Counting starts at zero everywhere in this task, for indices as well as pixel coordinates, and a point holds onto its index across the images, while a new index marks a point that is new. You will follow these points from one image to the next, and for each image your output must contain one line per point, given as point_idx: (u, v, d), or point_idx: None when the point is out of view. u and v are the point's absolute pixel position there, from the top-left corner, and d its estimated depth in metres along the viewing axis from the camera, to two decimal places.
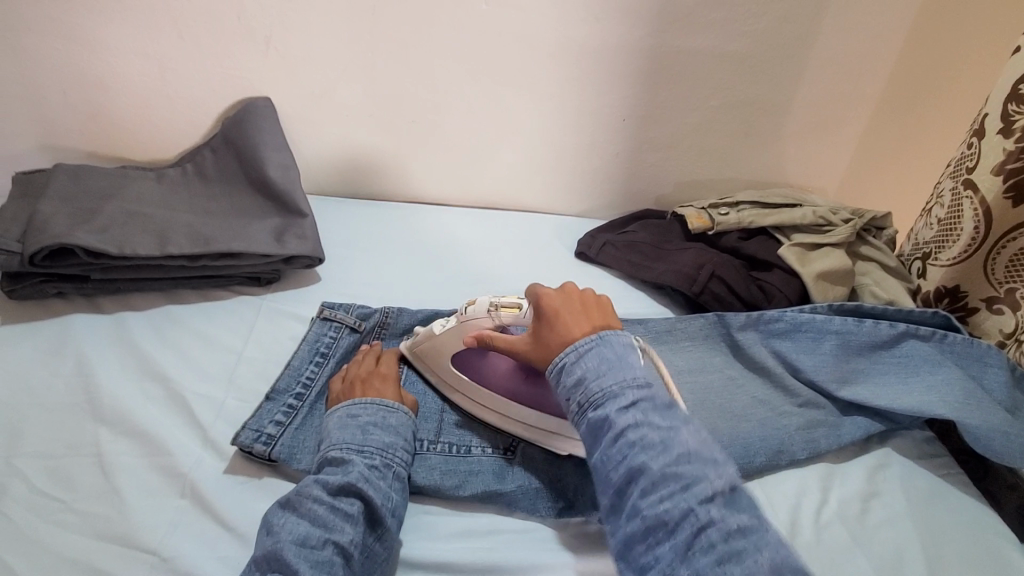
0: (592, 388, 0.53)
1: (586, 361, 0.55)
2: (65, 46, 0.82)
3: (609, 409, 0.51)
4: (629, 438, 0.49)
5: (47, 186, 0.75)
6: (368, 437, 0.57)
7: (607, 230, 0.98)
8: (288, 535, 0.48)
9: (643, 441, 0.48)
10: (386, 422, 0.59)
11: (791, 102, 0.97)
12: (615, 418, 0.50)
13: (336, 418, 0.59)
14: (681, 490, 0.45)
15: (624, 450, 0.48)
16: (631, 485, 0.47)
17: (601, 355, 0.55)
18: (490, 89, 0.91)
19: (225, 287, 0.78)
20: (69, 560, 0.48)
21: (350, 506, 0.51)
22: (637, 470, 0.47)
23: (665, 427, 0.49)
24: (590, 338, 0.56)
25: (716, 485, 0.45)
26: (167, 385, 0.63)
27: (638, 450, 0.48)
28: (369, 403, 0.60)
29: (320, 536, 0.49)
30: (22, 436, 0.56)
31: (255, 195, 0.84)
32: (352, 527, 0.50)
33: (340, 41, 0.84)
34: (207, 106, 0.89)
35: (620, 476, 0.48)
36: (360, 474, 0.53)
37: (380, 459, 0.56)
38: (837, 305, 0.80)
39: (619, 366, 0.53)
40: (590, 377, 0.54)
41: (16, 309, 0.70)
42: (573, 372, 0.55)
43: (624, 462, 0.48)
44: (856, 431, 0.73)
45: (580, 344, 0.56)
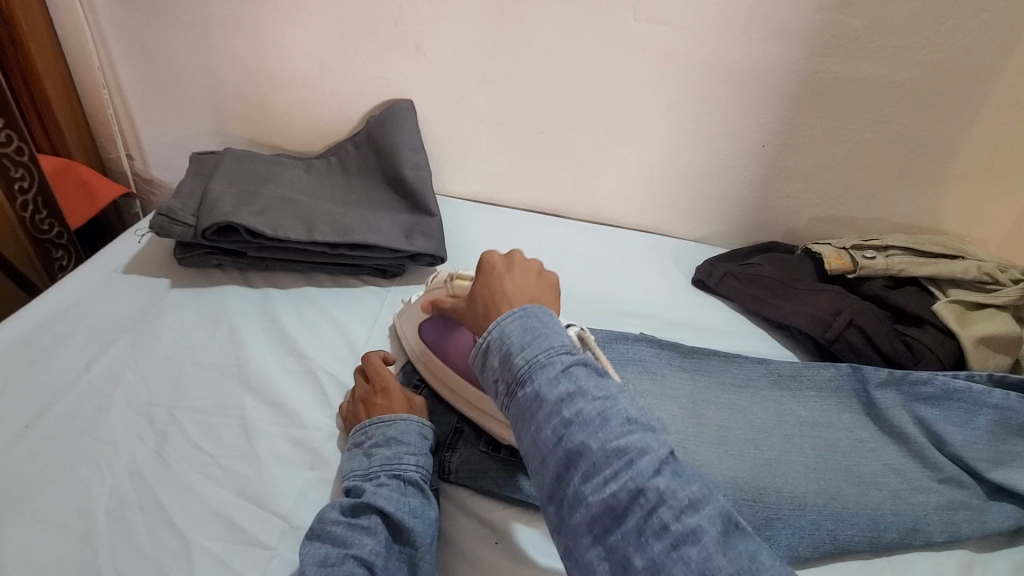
0: (517, 362, 0.48)
1: (509, 336, 0.50)
2: (245, 43, 0.92)
3: (539, 384, 0.46)
4: (567, 415, 0.44)
5: (218, 167, 0.84)
6: (374, 457, 0.56)
7: (728, 259, 0.93)
8: (309, 559, 0.48)
9: (581, 418, 0.44)
10: (389, 438, 0.57)
11: (960, 143, 0.87)
12: (548, 393, 0.46)
13: (346, 455, 0.58)
14: (625, 468, 0.41)
15: (560, 430, 0.44)
16: (571, 470, 0.43)
17: (524, 324, 0.50)
18: (625, 105, 0.90)
19: (354, 275, 0.83)
20: (214, 511, 0.53)
21: (364, 519, 0.50)
22: (576, 453, 0.43)
23: (603, 398, 0.45)
24: (514, 312, 0.51)
25: (662, 457, 0.42)
26: (303, 362, 0.68)
27: (576, 431, 0.43)
28: (369, 426, 0.58)
29: (338, 554, 0.48)
30: (184, 390, 0.63)
31: (389, 191, 0.89)
32: (371, 537, 0.49)
33: (484, 50, 0.87)
34: (355, 104, 0.95)
35: (559, 460, 0.43)
36: (368, 490, 0.52)
37: (389, 471, 0.54)
38: (998, 376, 0.70)
39: (541, 334, 0.49)
40: (515, 352, 0.49)
41: (183, 274, 0.79)
42: (500, 350, 0.50)
43: (561, 443, 0.44)
44: (1006, 520, 0.64)
45: (504, 319, 0.51)
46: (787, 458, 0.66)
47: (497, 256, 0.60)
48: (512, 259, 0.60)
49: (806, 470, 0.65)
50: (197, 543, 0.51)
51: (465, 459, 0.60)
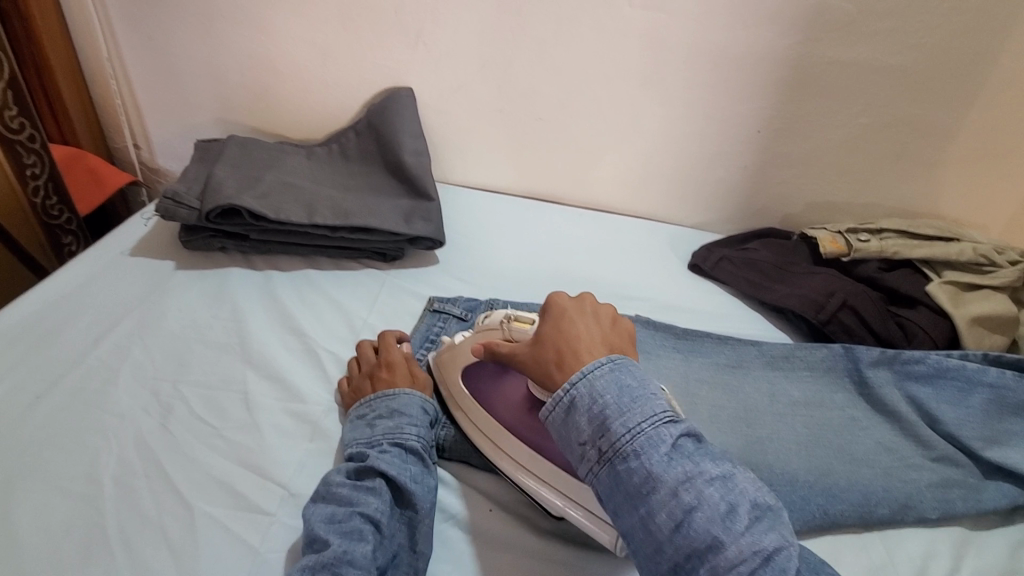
0: (618, 432, 0.45)
1: (605, 399, 0.47)
2: (249, 33, 0.94)
3: (648, 460, 0.44)
4: (687, 499, 0.41)
5: (222, 154, 0.86)
6: (376, 426, 0.57)
7: (725, 245, 0.94)
8: (316, 517, 0.50)
9: (703, 502, 0.41)
10: (391, 409, 0.59)
11: (959, 127, 0.87)
12: (661, 473, 0.43)
13: (348, 425, 0.59)
14: (762, 564, 0.38)
15: (678, 515, 0.41)
16: (693, 560, 0.40)
17: (619, 383, 0.47)
18: (622, 92, 0.91)
19: (354, 258, 0.84)
20: (217, 479, 0.55)
21: (369, 481, 0.52)
22: (701, 543, 0.40)
23: (721, 477, 0.43)
24: (603, 362, 0.49)
25: (793, 549, 0.40)
26: (304, 340, 0.70)
27: (699, 517, 0.41)
28: (373, 400, 0.60)
29: (345, 512, 0.50)
30: (188, 366, 0.65)
31: (389, 177, 0.90)
32: (376, 498, 0.51)
33: (482, 37, 0.88)
34: (356, 92, 0.97)
35: (678, 548, 0.41)
36: (371, 455, 0.54)
37: (391, 439, 0.56)
38: (992, 355, 0.70)
39: (642, 399, 0.46)
40: (615, 419, 0.46)
41: (188, 257, 0.81)
42: (592, 410, 0.47)
43: (681, 530, 0.41)
44: (1001, 499, 0.64)
45: (591, 373, 0.49)
46: (779, 435, 0.67)
47: (566, 297, 0.57)
48: (588, 302, 0.57)
49: (798, 447, 0.66)
50: (200, 508, 0.53)
51: (459, 439, 0.62)
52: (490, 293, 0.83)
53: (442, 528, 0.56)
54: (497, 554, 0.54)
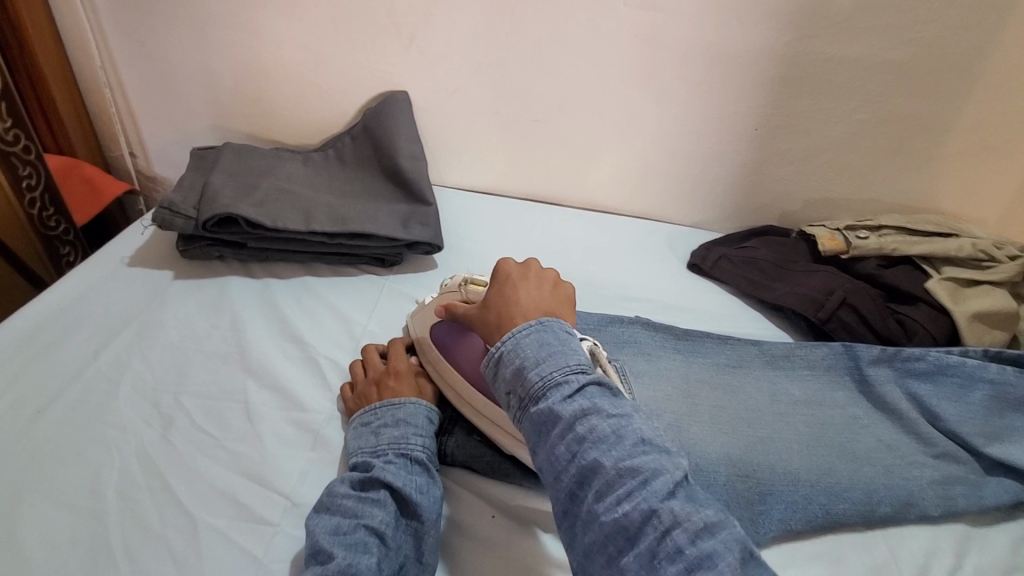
0: (530, 378, 0.50)
1: (524, 350, 0.51)
2: (242, 39, 0.93)
3: (553, 401, 0.48)
4: (580, 431, 0.46)
5: (218, 162, 0.86)
6: (381, 435, 0.57)
7: (723, 243, 0.94)
8: (321, 529, 0.50)
9: (595, 436, 0.45)
10: (397, 419, 0.59)
11: (955, 121, 0.87)
12: (562, 411, 0.47)
13: (353, 433, 0.59)
14: (638, 487, 0.42)
15: (574, 447, 0.45)
16: (585, 487, 0.45)
17: (540, 341, 0.51)
18: (618, 92, 0.90)
19: (352, 264, 0.84)
20: (219, 490, 0.55)
21: (374, 493, 0.52)
22: (589, 470, 0.45)
23: (618, 416, 0.46)
24: (530, 324, 0.53)
25: (675, 479, 0.43)
26: (303, 348, 0.70)
27: (589, 447, 0.45)
28: (379, 408, 0.60)
29: (349, 524, 0.50)
30: (187, 376, 0.65)
31: (386, 182, 0.90)
32: (381, 509, 0.51)
33: (476, 40, 0.88)
34: (351, 96, 0.97)
35: (572, 476, 0.45)
36: (376, 466, 0.54)
37: (396, 449, 0.56)
38: (993, 351, 0.70)
39: (557, 352, 0.50)
40: (528, 367, 0.50)
41: (186, 267, 0.80)
42: (512, 362, 0.51)
43: (574, 460, 0.45)
44: (1004, 495, 0.63)
45: (519, 330, 0.53)
46: (780, 435, 0.67)
47: (513, 263, 0.61)
48: (530, 268, 0.62)
49: (800, 446, 0.66)
50: (202, 520, 0.53)
51: (461, 443, 0.61)
52: None
53: (445, 535, 0.56)
54: (501, 560, 0.54)
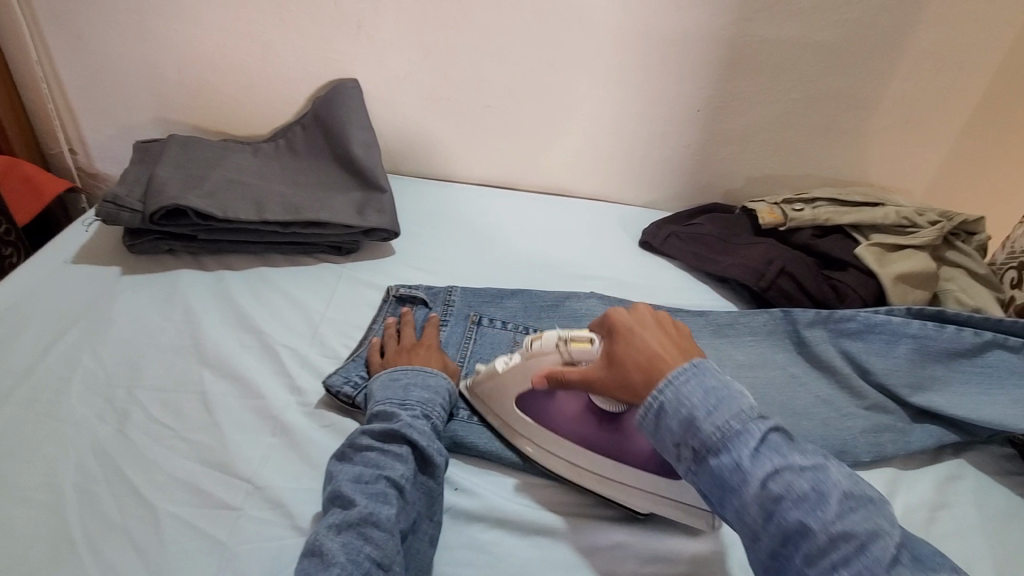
0: (706, 430, 0.46)
1: (688, 396, 0.48)
2: (182, 28, 0.91)
3: (738, 455, 0.45)
4: (776, 490, 0.43)
5: (163, 155, 0.84)
6: (409, 393, 0.59)
7: (672, 221, 0.98)
8: (344, 476, 0.52)
9: (794, 495, 0.42)
10: (425, 382, 0.61)
11: (880, 98, 0.93)
12: (751, 468, 0.44)
13: (379, 383, 0.61)
14: (855, 553, 0.40)
15: (770, 507, 0.43)
16: (789, 547, 0.42)
17: (704, 386, 0.48)
18: (565, 78, 0.93)
19: (309, 254, 0.84)
20: (179, 479, 0.55)
21: (398, 447, 0.54)
22: (794, 531, 0.42)
23: (813, 467, 0.44)
24: (685, 368, 0.49)
25: (894, 541, 0.40)
26: (260, 337, 0.69)
27: (789, 507, 0.42)
28: (412, 369, 0.62)
29: (372, 474, 0.52)
30: (141, 370, 0.64)
31: (340, 171, 0.90)
32: (402, 463, 0.53)
33: (425, 26, 0.88)
34: (300, 85, 0.96)
35: (772, 536, 0.43)
36: (404, 421, 0.56)
37: (421, 411, 0.58)
38: (916, 309, 0.75)
39: (727, 398, 0.47)
40: (701, 418, 0.47)
41: (134, 262, 0.79)
42: (678, 412, 0.48)
43: (775, 521, 0.43)
44: (927, 439, 0.69)
45: (674, 377, 0.49)
46: None
47: (622, 312, 0.57)
48: (645, 314, 0.56)
49: None
50: (163, 509, 0.53)
51: None
52: (448, 279, 0.84)
53: None
54: (464, 528, 0.56)
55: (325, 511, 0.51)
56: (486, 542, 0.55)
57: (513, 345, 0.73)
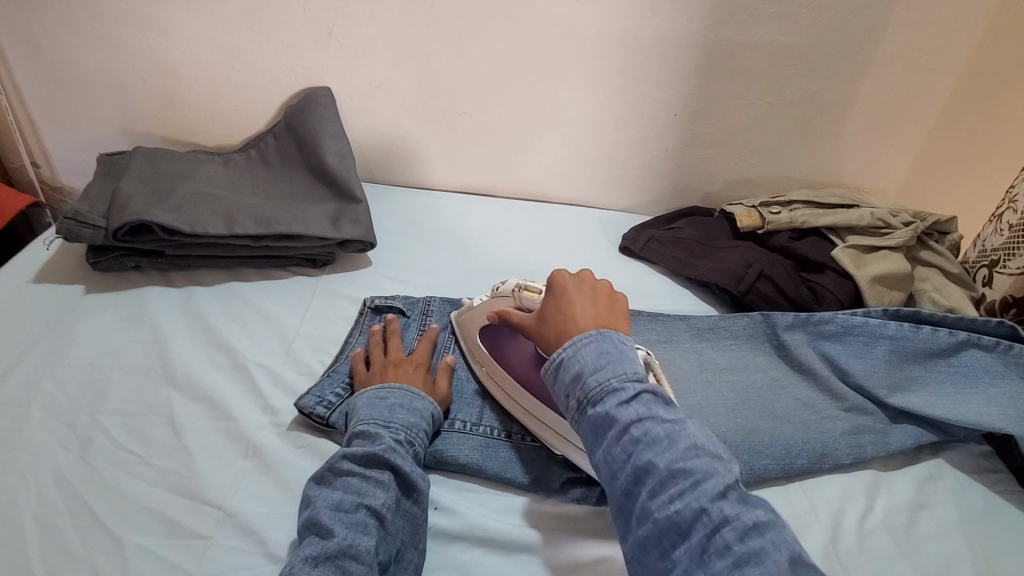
0: (590, 384, 0.50)
1: (582, 354, 0.52)
2: (147, 36, 0.88)
3: (609, 405, 0.49)
4: (636, 436, 0.47)
5: (128, 168, 0.81)
6: (394, 414, 0.58)
7: (653, 226, 0.98)
8: (323, 502, 0.50)
9: (650, 439, 0.46)
10: (411, 404, 0.60)
11: (852, 101, 0.94)
12: (618, 416, 0.48)
13: (365, 400, 0.59)
14: (690, 488, 0.44)
15: (629, 449, 0.47)
16: (639, 486, 0.46)
17: (600, 348, 0.52)
18: (542, 84, 0.92)
19: (282, 266, 0.81)
20: (146, 508, 0.53)
21: (380, 474, 0.52)
22: (644, 470, 0.46)
23: (672, 421, 0.48)
24: (590, 333, 0.53)
25: (726, 481, 0.44)
26: (231, 355, 0.67)
27: (644, 449, 0.46)
28: (397, 388, 0.61)
29: (352, 502, 0.50)
30: (106, 394, 0.62)
31: (313, 181, 0.88)
32: (383, 491, 0.52)
33: (399, 33, 0.87)
34: (272, 94, 0.93)
35: (627, 476, 0.46)
36: (387, 445, 0.54)
37: (406, 434, 0.57)
38: (892, 310, 0.76)
39: (616, 359, 0.51)
40: (587, 373, 0.51)
41: (99, 280, 0.76)
42: (570, 367, 0.52)
43: (630, 461, 0.46)
44: (906, 440, 0.69)
45: (580, 338, 0.53)
46: (708, 402, 0.71)
47: (567, 274, 0.61)
48: (589, 280, 0.61)
49: (725, 411, 0.70)
50: (129, 540, 0.51)
51: None
52: (425, 289, 0.82)
53: None
54: (443, 548, 0.55)
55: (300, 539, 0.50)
56: (466, 562, 0.54)
57: None
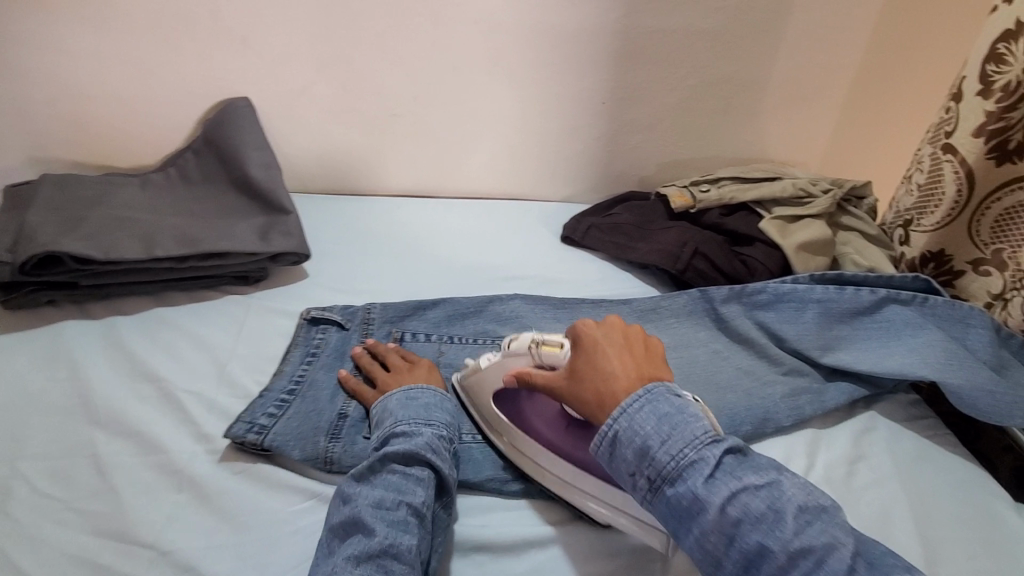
0: (661, 459, 0.48)
1: (641, 424, 0.49)
2: (42, 55, 0.82)
3: (692, 482, 0.46)
4: (734, 513, 0.44)
5: (33, 197, 0.76)
6: (428, 413, 0.58)
7: (592, 213, 0.99)
8: (364, 501, 0.50)
9: (750, 516, 0.44)
10: (442, 405, 0.60)
11: (768, 78, 0.98)
12: (707, 494, 0.45)
13: (395, 401, 0.59)
14: (815, 568, 0.41)
15: (729, 531, 0.44)
16: (752, 572, 0.43)
17: (658, 413, 0.50)
18: (469, 80, 0.92)
19: (212, 287, 0.78)
20: (72, 557, 0.50)
21: (420, 472, 0.52)
22: (755, 553, 0.43)
23: (767, 485, 0.45)
24: (637, 395, 0.51)
25: (849, 549, 0.42)
26: (161, 385, 0.64)
27: (748, 528, 0.44)
28: (426, 389, 0.61)
29: (393, 500, 0.50)
30: (21, 440, 0.58)
31: (239, 195, 0.84)
32: (423, 489, 0.51)
33: (317, 37, 0.85)
34: (188, 108, 0.89)
35: (735, 560, 0.44)
36: (427, 444, 0.54)
37: (443, 432, 0.57)
38: (817, 275, 0.80)
39: (681, 424, 0.49)
40: (655, 447, 0.48)
41: (9, 319, 0.71)
42: (633, 443, 0.49)
43: (734, 545, 0.44)
44: (841, 396, 0.73)
45: (625, 404, 0.51)
46: None
47: (595, 326, 0.59)
48: (616, 330, 0.58)
49: None
50: None
51: (348, 448, 0.57)
52: (366, 296, 0.80)
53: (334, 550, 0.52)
54: None
55: (335, 540, 0.49)
56: None
57: (438, 356, 0.72)
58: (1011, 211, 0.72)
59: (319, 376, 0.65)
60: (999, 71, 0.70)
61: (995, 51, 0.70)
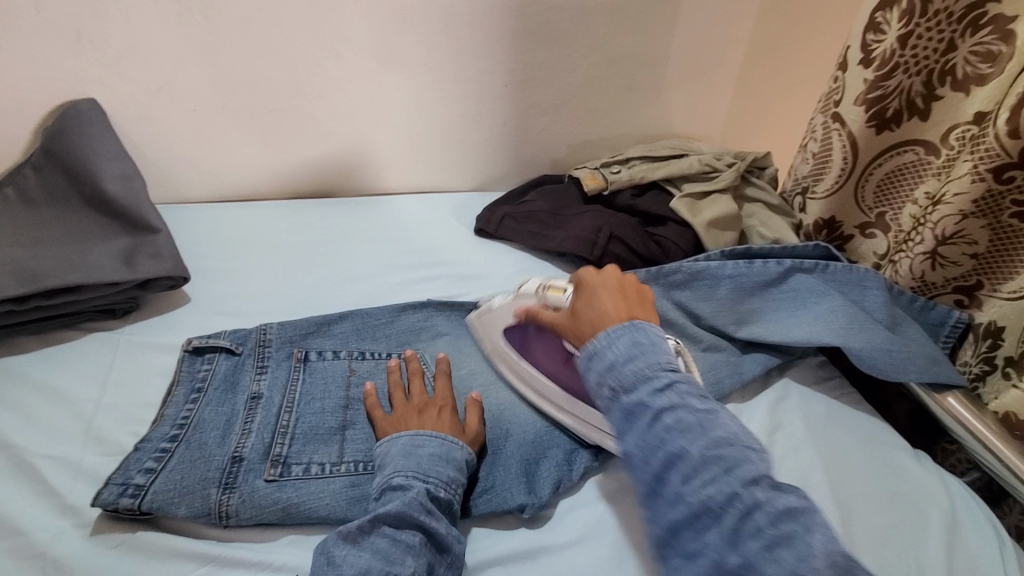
0: (624, 371, 0.48)
1: (615, 344, 0.50)
2: None
3: (642, 392, 0.47)
4: (667, 423, 0.45)
5: None
6: (433, 466, 0.53)
7: (505, 202, 0.95)
8: (350, 569, 0.45)
9: (682, 426, 0.44)
10: (446, 452, 0.55)
11: (667, 53, 0.97)
12: (652, 402, 0.46)
13: (399, 447, 0.55)
14: (724, 474, 0.42)
15: (664, 436, 0.45)
16: (670, 471, 0.44)
17: (632, 338, 0.50)
18: (357, 68, 0.84)
19: (72, 326, 0.68)
20: None
21: (411, 537, 0.47)
22: (676, 456, 0.44)
23: (708, 411, 0.45)
24: (623, 323, 0.52)
25: (760, 467, 0.42)
26: (11, 453, 0.54)
27: (677, 436, 0.44)
28: (433, 435, 0.56)
29: (380, 571, 0.46)
30: None
31: (95, 215, 0.73)
32: (413, 559, 0.47)
33: (170, 25, 0.74)
34: (19, 116, 0.75)
35: (657, 462, 0.45)
36: (423, 505, 0.49)
37: (446, 488, 0.52)
38: (728, 250, 0.80)
39: (650, 349, 0.49)
40: (620, 361, 0.49)
41: None
42: (603, 355, 0.50)
43: (662, 449, 0.44)
44: (756, 367, 0.74)
45: (613, 328, 0.52)
46: None
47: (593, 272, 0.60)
48: (614, 276, 0.59)
49: None
50: None
51: (247, 497, 0.51)
52: (262, 315, 0.73)
53: None
54: None
55: None
56: None
57: (349, 374, 0.64)
58: (892, 175, 0.76)
59: (206, 413, 0.58)
60: (878, 40, 0.72)
61: (873, 20, 0.72)
